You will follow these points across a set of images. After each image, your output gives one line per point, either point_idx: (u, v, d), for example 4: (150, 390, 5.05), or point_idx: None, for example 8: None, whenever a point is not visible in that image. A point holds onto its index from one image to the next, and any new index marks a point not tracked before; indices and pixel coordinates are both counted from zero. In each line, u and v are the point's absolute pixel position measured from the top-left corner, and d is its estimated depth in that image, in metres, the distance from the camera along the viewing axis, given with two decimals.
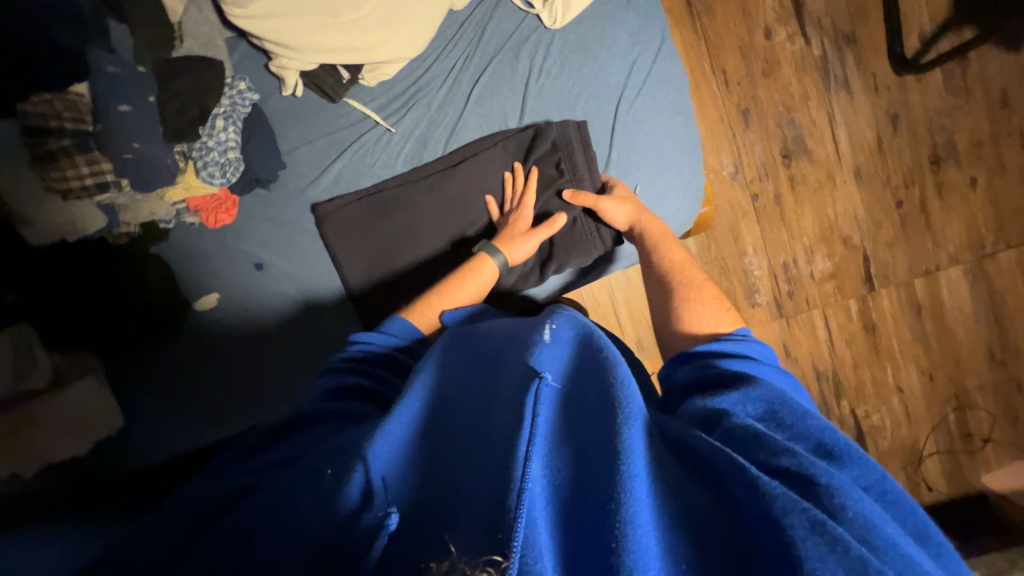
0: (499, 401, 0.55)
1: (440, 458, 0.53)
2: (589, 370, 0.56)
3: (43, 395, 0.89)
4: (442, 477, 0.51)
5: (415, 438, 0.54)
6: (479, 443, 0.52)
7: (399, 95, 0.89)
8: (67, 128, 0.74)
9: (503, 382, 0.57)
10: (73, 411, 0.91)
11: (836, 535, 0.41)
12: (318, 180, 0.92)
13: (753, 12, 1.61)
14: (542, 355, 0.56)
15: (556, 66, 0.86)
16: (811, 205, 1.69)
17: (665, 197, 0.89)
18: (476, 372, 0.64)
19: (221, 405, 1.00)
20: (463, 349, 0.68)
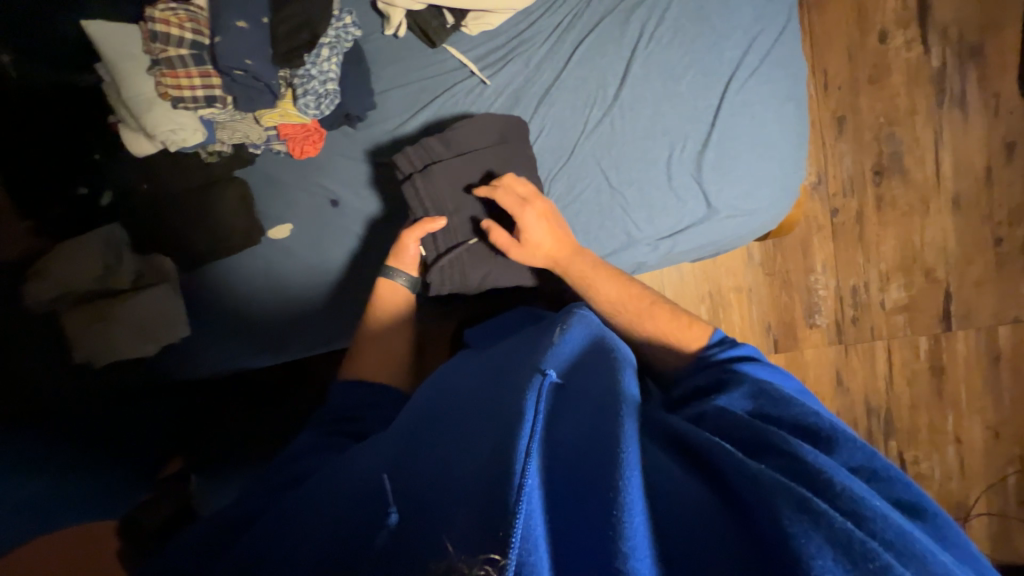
0: (504, 396, 0.56)
1: (441, 447, 0.55)
2: (591, 372, 0.59)
3: (125, 292, 0.99)
4: (438, 461, 0.52)
5: (417, 442, 0.58)
6: (484, 424, 0.53)
7: (499, 47, 0.87)
8: (187, 38, 0.76)
9: (502, 387, 0.59)
10: (146, 313, 1.00)
11: (819, 510, 0.41)
12: (405, 124, 0.92)
13: (869, 12, 1.49)
14: (548, 356, 0.60)
15: (668, 34, 0.82)
16: (895, 229, 1.57)
17: (761, 187, 0.84)
18: (487, 372, 0.66)
19: (277, 334, 1.05)
20: (480, 362, 0.73)
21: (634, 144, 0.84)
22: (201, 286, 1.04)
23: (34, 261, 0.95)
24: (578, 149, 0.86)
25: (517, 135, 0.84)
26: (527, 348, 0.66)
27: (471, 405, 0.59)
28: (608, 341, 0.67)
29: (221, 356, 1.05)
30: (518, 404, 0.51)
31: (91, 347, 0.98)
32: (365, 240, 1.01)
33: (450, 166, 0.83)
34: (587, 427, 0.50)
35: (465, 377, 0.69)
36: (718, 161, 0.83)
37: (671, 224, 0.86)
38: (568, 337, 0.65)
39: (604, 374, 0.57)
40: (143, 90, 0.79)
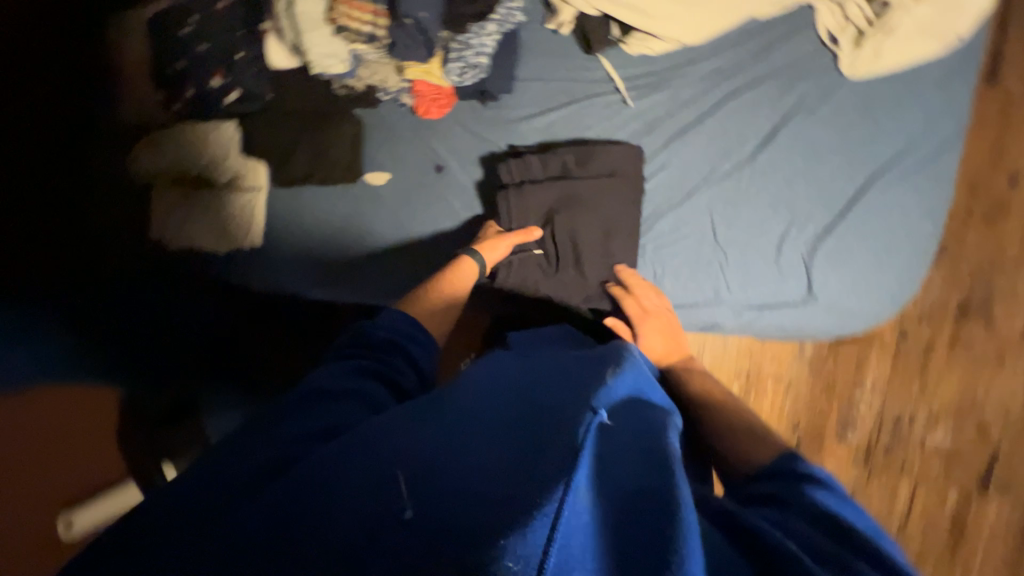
0: (541, 414, 0.45)
1: (459, 440, 0.43)
2: (645, 427, 0.47)
3: (217, 185, 1.00)
4: (448, 458, 0.41)
5: (433, 424, 0.46)
6: (503, 432, 0.44)
7: (651, 74, 0.87)
8: None
9: (539, 403, 0.47)
10: (232, 215, 1.00)
11: None
12: (534, 118, 0.92)
13: (1007, 151, 1.43)
14: (604, 390, 0.48)
15: (828, 112, 0.80)
16: (961, 374, 1.50)
17: (867, 291, 0.81)
18: (516, 377, 0.56)
19: (338, 269, 1.03)
20: (507, 362, 0.64)
21: (754, 208, 0.83)
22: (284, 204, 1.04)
23: (156, 129, 0.99)
24: (695, 195, 0.85)
25: (623, 173, 0.84)
26: (572, 371, 0.56)
27: (496, 401, 0.50)
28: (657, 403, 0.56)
29: (278, 274, 1.03)
30: (560, 429, 0.41)
31: (169, 223, 0.99)
32: (454, 212, 1.01)
33: (546, 189, 0.84)
34: (646, 480, 0.39)
35: (485, 372, 0.59)
36: (833, 252, 0.80)
37: (763, 298, 0.84)
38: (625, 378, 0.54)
39: (651, 424, 0.48)
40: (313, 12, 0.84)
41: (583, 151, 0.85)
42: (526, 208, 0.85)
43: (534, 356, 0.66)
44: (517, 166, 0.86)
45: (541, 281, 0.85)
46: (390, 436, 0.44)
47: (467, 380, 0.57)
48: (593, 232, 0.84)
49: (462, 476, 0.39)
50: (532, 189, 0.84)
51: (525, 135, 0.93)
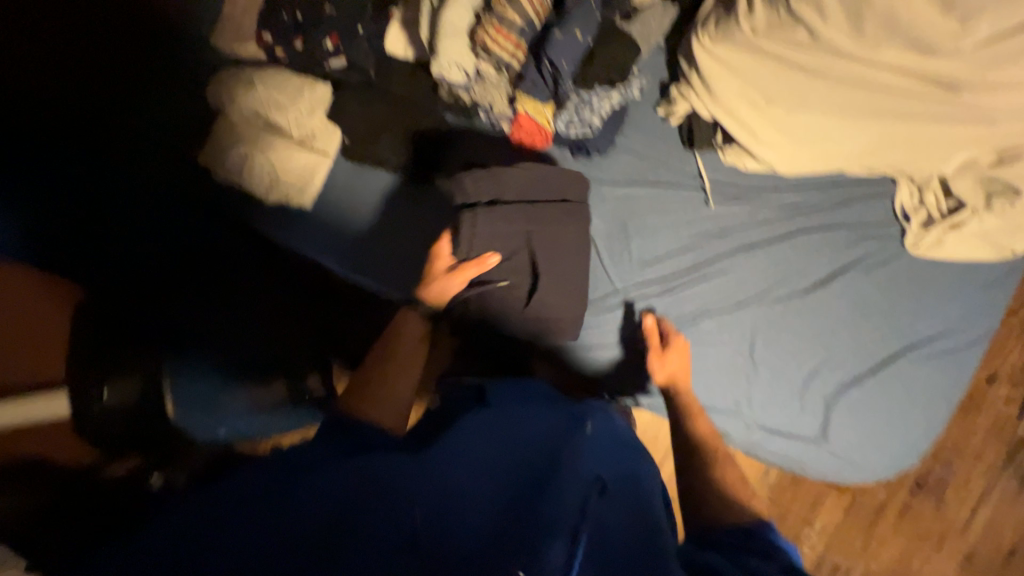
0: (535, 478, 0.52)
1: (464, 481, 0.50)
2: (625, 497, 0.54)
3: (286, 138, 0.96)
4: (456, 492, 0.48)
5: (439, 463, 0.53)
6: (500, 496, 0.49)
7: (736, 186, 0.92)
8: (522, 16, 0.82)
9: (533, 466, 0.55)
10: (285, 160, 0.93)
11: None
12: (618, 186, 0.96)
13: (992, 353, 1.56)
14: (591, 466, 0.57)
15: (883, 276, 0.85)
16: (901, 544, 1.56)
17: (876, 450, 0.84)
18: (498, 435, 0.62)
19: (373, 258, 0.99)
20: (493, 414, 0.68)
21: (794, 339, 0.87)
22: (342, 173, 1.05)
23: (248, 67, 0.98)
24: (744, 307, 0.89)
25: (577, 205, 0.88)
26: (547, 439, 0.62)
27: (485, 460, 0.55)
28: (623, 460, 0.64)
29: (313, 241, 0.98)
30: (558, 494, 0.48)
31: (217, 158, 0.93)
32: None
33: (513, 211, 0.83)
34: (624, 534, 0.47)
35: (473, 423, 0.64)
36: (855, 404, 0.84)
37: (778, 424, 0.86)
38: (605, 454, 0.63)
39: (626, 493, 0.55)
40: (460, 21, 0.83)
41: (555, 173, 0.87)
42: (484, 231, 0.82)
43: (522, 409, 0.71)
44: (483, 178, 0.83)
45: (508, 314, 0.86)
46: (399, 468, 0.50)
47: (469, 421, 0.65)
48: (545, 263, 0.85)
49: (468, 513, 0.45)
50: (500, 208, 0.82)
51: (605, 197, 0.96)
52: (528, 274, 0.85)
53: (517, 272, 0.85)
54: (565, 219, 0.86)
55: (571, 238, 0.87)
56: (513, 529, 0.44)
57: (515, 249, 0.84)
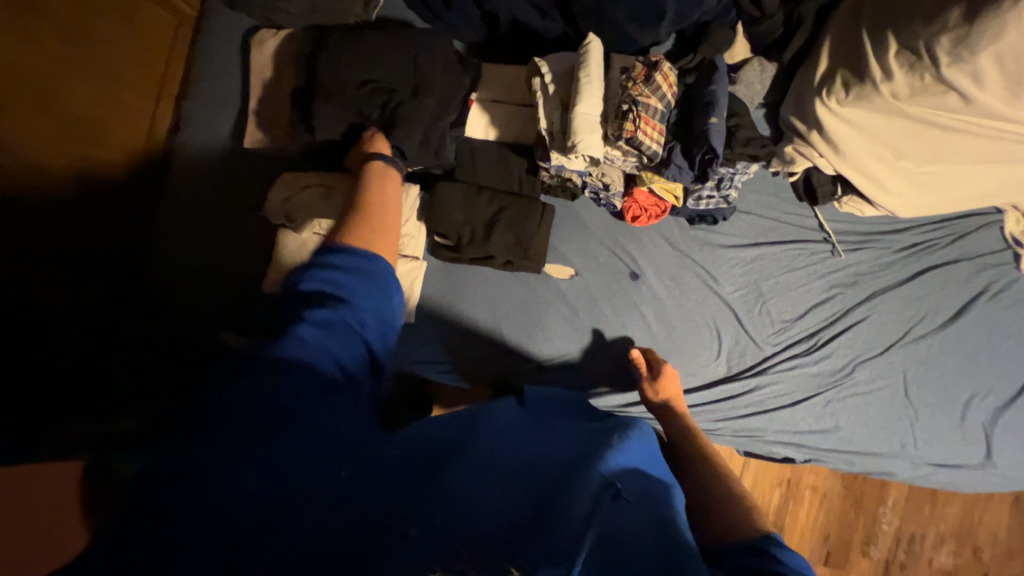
0: (543, 467, 0.51)
1: (479, 469, 0.49)
2: (646, 496, 0.51)
3: None
4: (471, 486, 0.46)
5: (456, 459, 0.49)
6: (499, 519, 0.44)
7: (858, 233, 0.94)
8: (666, 100, 0.77)
9: (548, 454, 0.54)
10: None
11: None
12: (742, 249, 0.94)
13: None
14: (612, 458, 0.53)
15: (1006, 300, 0.91)
16: (961, 501, 1.71)
17: None
18: (526, 441, 0.57)
19: (486, 360, 0.97)
20: (525, 420, 0.66)
21: (942, 374, 0.91)
22: (442, 280, 0.98)
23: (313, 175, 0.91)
24: (891, 350, 0.91)
25: (404, 38, 0.86)
26: (572, 447, 0.57)
27: (506, 470, 0.50)
28: (652, 482, 0.54)
29: (425, 356, 0.96)
30: (569, 490, 0.46)
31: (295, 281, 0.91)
32: (646, 323, 0.96)
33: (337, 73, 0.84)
34: (649, 547, 0.43)
35: (502, 417, 0.62)
36: (1007, 424, 0.90)
37: (942, 457, 0.91)
38: (629, 443, 0.59)
39: (653, 525, 0.46)
40: (590, 112, 0.76)
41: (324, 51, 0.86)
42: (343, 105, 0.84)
43: (555, 423, 0.69)
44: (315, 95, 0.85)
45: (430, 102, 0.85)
46: (402, 477, 0.47)
47: (489, 411, 0.63)
48: (397, 59, 0.85)
49: (473, 505, 0.44)
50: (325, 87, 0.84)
51: (732, 260, 0.95)
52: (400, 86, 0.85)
53: (372, 99, 0.84)
54: (366, 50, 0.85)
55: (357, 59, 0.84)
56: (514, 523, 0.43)
57: (369, 83, 0.84)
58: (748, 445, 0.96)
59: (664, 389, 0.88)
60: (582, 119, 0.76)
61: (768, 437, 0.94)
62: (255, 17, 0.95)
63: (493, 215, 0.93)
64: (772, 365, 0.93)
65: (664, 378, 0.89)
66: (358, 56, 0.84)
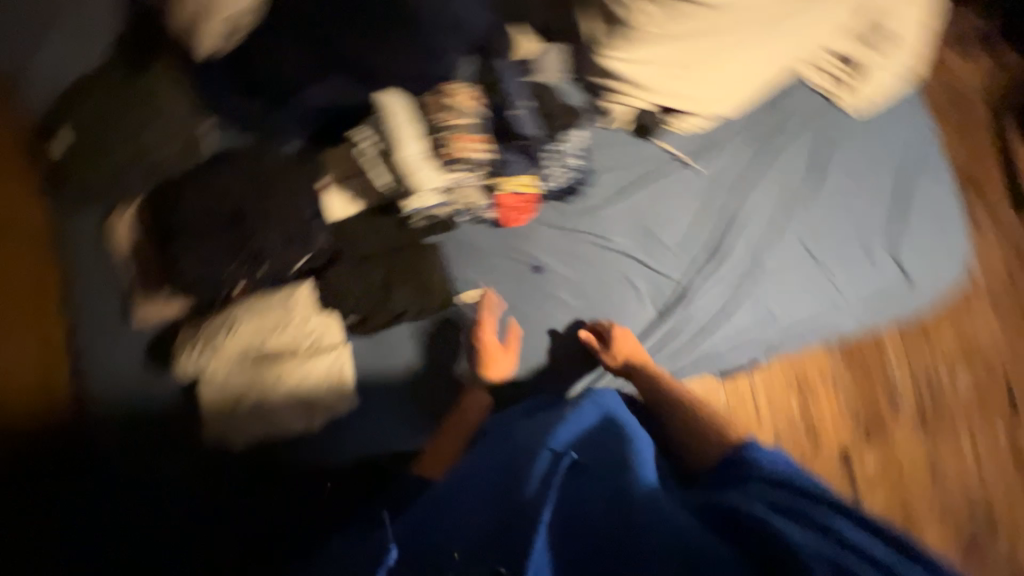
0: (527, 462, 0.71)
1: (487, 487, 0.71)
2: (601, 447, 0.74)
3: (288, 358, 0.92)
4: (477, 504, 0.69)
5: (468, 499, 0.71)
6: (497, 488, 0.70)
7: (703, 143, 1.01)
8: (473, 112, 0.83)
9: (530, 455, 0.73)
10: (306, 380, 0.92)
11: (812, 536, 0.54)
12: (615, 201, 1.00)
13: None
14: (565, 435, 0.75)
15: (845, 142, 1.00)
16: (951, 323, 1.76)
17: (939, 260, 0.98)
18: (523, 415, 0.89)
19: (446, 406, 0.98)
20: (514, 430, 0.85)
21: (831, 225, 0.97)
22: (373, 353, 0.98)
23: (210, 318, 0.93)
24: (780, 227, 0.98)
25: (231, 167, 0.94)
26: (544, 436, 0.77)
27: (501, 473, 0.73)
28: (611, 435, 0.77)
29: (388, 430, 0.96)
30: (545, 481, 0.66)
31: (233, 422, 0.91)
32: (570, 304, 1.00)
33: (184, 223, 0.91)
34: (608, 491, 0.65)
35: (497, 443, 0.81)
36: (905, 239, 0.97)
37: (871, 291, 0.97)
38: (583, 417, 0.81)
39: (610, 474, 0.68)
40: (412, 150, 0.83)
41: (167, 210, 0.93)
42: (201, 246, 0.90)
43: (537, 419, 0.87)
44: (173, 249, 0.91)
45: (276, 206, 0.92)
46: (442, 524, 0.68)
47: (482, 444, 0.85)
48: (231, 187, 0.92)
49: (487, 517, 0.66)
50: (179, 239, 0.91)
51: (615, 214, 1.00)
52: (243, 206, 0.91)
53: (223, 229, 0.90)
54: (202, 192, 0.92)
55: (197, 203, 0.92)
56: (517, 514, 0.63)
57: (215, 216, 0.91)
58: (713, 365, 0.99)
59: (622, 352, 0.94)
60: (409, 163, 0.82)
61: (722, 349, 0.98)
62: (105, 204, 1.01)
63: (390, 275, 0.97)
64: (691, 287, 0.98)
65: (619, 343, 0.94)
66: (198, 200, 0.92)
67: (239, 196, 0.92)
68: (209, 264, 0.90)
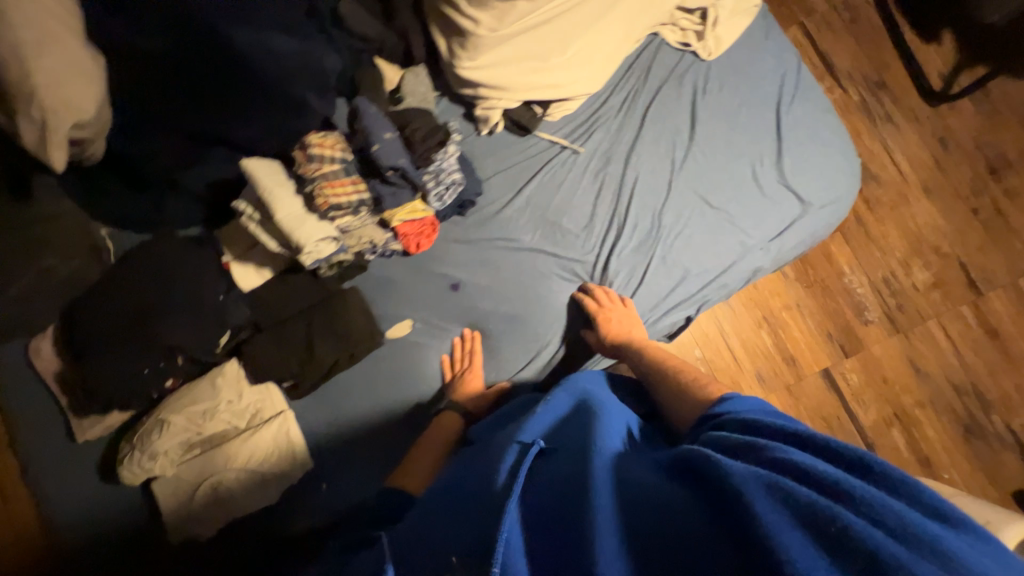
0: (492, 459, 0.70)
1: (454, 493, 0.69)
2: (569, 429, 0.73)
3: (234, 439, 0.93)
4: (450, 510, 0.66)
5: (438, 506, 0.69)
6: (468, 485, 0.68)
7: (581, 124, 1.03)
8: (337, 155, 0.84)
9: (497, 452, 0.71)
10: (256, 456, 0.93)
11: (782, 483, 0.50)
12: (511, 202, 1.01)
13: None
14: (532, 426, 0.75)
15: (716, 86, 1.00)
16: (893, 224, 1.79)
17: (837, 178, 0.97)
18: (500, 420, 0.87)
19: (404, 439, 0.99)
20: (486, 436, 0.83)
21: (720, 171, 0.98)
22: (320, 408, 0.99)
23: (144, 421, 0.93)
24: (672, 185, 0.99)
25: (129, 269, 0.97)
26: (514, 433, 0.75)
27: (461, 478, 0.71)
28: (580, 416, 0.75)
29: (354, 477, 0.97)
30: (512, 472, 0.64)
31: (192, 516, 0.91)
32: (494, 312, 1.00)
33: (94, 335, 0.94)
34: (574, 470, 0.63)
35: (473, 452, 0.79)
36: (795, 166, 0.96)
37: (776, 226, 0.97)
38: (555, 406, 0.80)
39: (578, 453, 0.66)
40: (296, 207, 0.83)
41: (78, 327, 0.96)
42: (113, 354, 0.92)
43: (508, 419, 0.86)
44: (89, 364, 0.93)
45: (184, 293, 0.96)
46: (417, 540, 0.66)
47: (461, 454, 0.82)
48: (133, 289, 0.95)
49: (454, 517, 0.64)
50: (92, 353, 0.93)
51: (514, 214, 1.01)
52: (147, 304, 0.94)
53: (132, 330, 0.93)
54: (105, 302, 0.95)
55: (104, 314, 0.94)
56: (480, 509, 0.61)
57: (124, 321, 0.94)
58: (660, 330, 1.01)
59: (615, 327, 0.93)
60: (282, 220, 0.82)
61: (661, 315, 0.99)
62: (28, 333, 1.02)
63: (314, 330, 0.98)
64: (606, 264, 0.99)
65: (613, 318, 0.94)
66: (104, 310, 0.95)
67: (142, 295, 0.95)
68: (127, 369, 0.92)
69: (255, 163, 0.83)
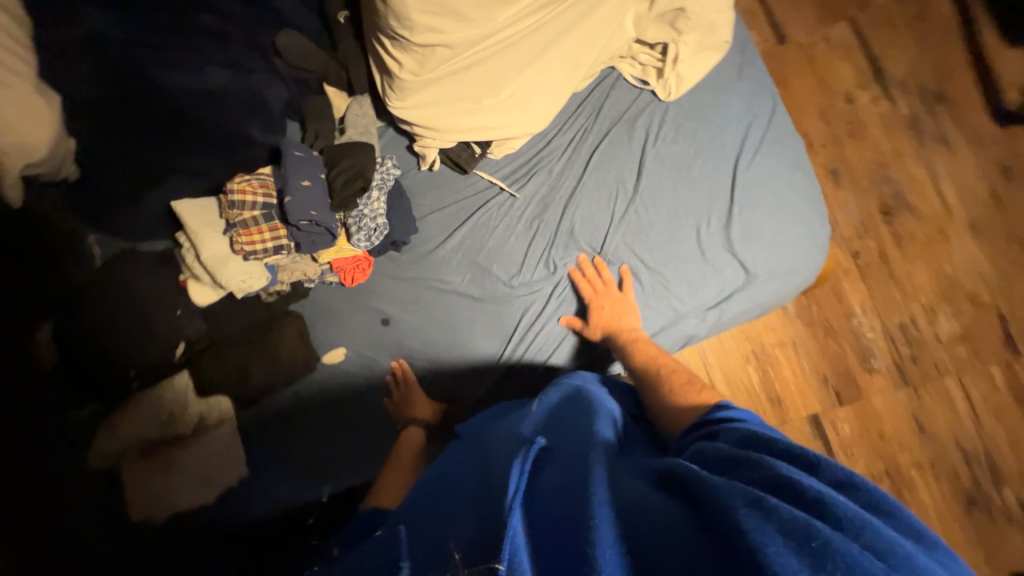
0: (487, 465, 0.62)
1: (447, 502, 0.61)
2: (560, 430, 0.66)
3: (180, 442, 0.99)
4: (444, 520, 0.57)
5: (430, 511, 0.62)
6: (470, 498, 0.58)
7: (523, 164, 0.98)
8: (260, 201, 0.88)
9: (494, 458, 0.64)
10: (201, 459, 0.99)
11: (766, 500, 0.42)
12: (444, 243, 1.00)
13: (830, 82, 1.64)
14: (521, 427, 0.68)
15: (671, 131, 0.92)
16: (923, 263, 1.58)
17: (793, 248, 0.88)
18: (494, 417, 0.81)
19: (332, 455, 1.04)
20: (475, 437, 0.78)
21: (663, 228, 0.91)
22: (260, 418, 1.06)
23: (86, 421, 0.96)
24: (610, 238, 0.93)
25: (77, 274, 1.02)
26: (501, 440, 0.68)
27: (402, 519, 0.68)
28: (567, 419, 0.68)
29: (284, 487, 1.03)
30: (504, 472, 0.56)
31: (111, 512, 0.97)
32: (420, 349, 1.02)
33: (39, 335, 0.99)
34: (563, 472, 0.55)
35: (466, 455, 0.72)
36: (745, 232, 0.88)
37: (715, 294, 0.90)
38: (547, 403, 0.74)
39: (568, 457, 0.58)
40: (220, 249, 0.89)
41: None
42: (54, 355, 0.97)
43: (498, 420, 0.80)
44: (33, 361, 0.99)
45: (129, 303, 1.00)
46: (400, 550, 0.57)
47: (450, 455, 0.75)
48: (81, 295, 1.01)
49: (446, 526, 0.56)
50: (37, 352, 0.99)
51: (447, 253, 1.00)
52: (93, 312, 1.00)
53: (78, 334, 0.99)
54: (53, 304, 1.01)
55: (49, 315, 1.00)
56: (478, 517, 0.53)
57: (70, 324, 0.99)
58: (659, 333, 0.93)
59: (617, 316, 0.89)
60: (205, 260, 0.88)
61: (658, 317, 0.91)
62: None
63: (255, 349, 1.04)
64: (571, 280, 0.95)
65: (614, 305, 0.90)
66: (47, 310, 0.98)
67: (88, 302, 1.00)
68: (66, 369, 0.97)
69: (188, 203, 0.90)
